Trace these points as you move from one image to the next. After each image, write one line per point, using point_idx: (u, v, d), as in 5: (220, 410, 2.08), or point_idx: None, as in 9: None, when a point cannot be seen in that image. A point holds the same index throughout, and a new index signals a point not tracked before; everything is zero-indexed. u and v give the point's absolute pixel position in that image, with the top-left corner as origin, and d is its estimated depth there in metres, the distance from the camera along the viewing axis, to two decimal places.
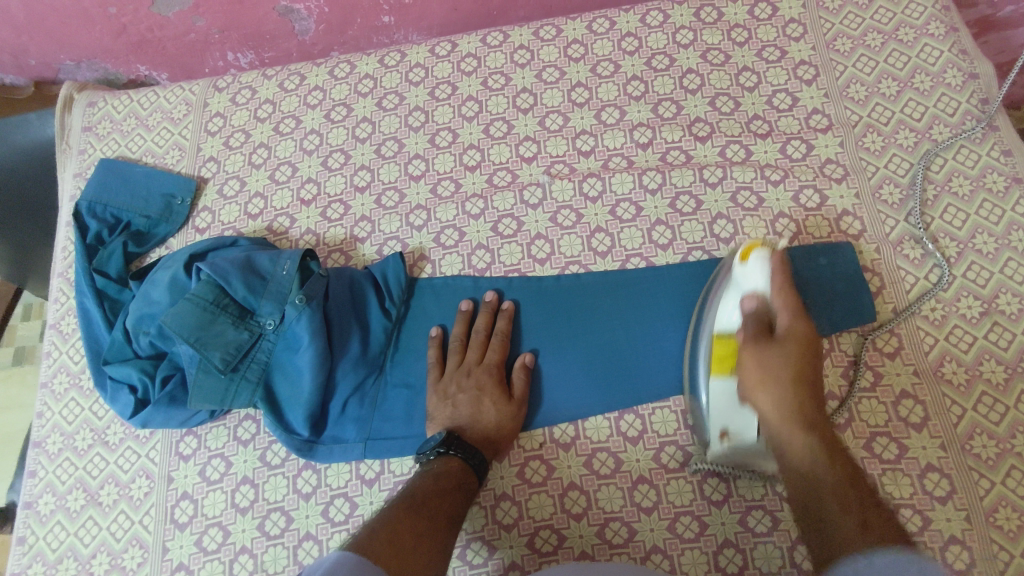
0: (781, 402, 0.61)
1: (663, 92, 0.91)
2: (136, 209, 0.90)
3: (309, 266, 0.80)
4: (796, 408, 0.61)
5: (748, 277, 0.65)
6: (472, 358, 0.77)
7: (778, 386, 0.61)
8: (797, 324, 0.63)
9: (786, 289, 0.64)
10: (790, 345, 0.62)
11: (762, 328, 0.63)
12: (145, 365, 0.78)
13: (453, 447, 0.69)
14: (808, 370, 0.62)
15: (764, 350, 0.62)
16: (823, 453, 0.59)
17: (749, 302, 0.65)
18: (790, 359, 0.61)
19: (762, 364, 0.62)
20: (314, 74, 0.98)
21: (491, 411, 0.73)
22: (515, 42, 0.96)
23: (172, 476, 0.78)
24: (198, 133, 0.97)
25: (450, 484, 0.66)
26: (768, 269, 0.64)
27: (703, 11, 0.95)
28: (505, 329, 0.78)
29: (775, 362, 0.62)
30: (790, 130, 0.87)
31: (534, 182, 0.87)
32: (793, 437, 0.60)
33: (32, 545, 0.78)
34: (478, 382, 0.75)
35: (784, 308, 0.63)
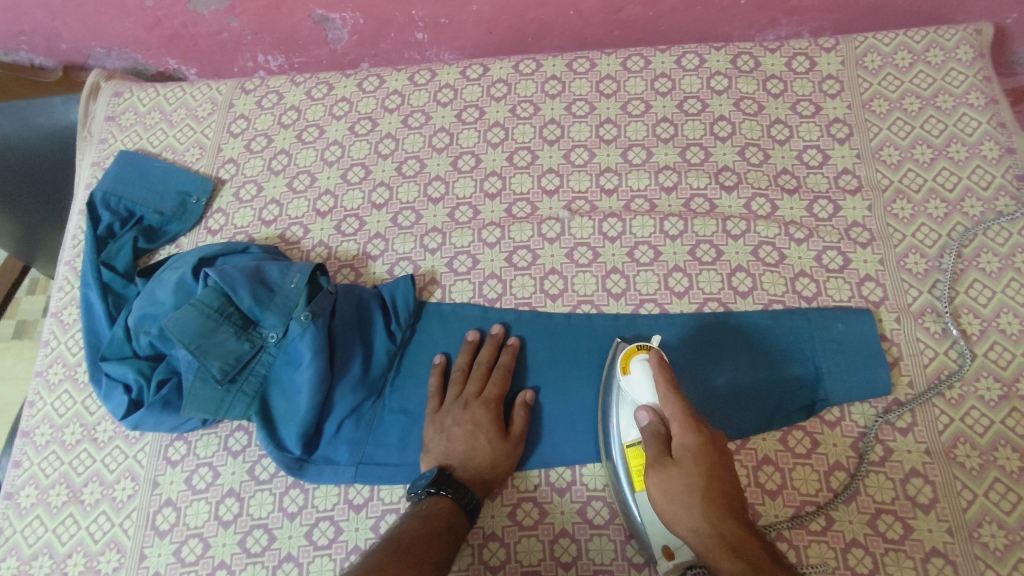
0: (691, 521, 0.57)
1: (692, 136, 0.90)
2: (150, 204, 0.90)
3: (318, 282, 0.78)
4: (696, 496, 0.57)
5: (636, 389, 0.67)
6: (470, 391, 0.75)
7: (689, 514, 0.57)
8: (688, 435, 0.59)
9: (671, 398, 0.62)
10: (688, 465, 0.58)
11: (660, 444, 0.61)
12: (142, 366, 0.76)
13: (444, 487, 0.68)
14: (716, 477, 0.58)
15: (664, 470, 0.59)
16: (720, 532, 0.55)
17: (643, 416, 0.65)
18: (688, 478, 0.57)
19: (663, 486, 0.59)
20: (343, 85, 0.98)
21: (486, 448, 0.71)
22: (547, 72, 0.96)
23: (157, 481, 0.76)
24: (221, 133, 0.96)
25: (439, 526, 0.65)
26: (650, 375, 0.66)
27: (740, 59, 0.94)
28: (508, 364, 0.76)
29: (676, 485, 0.58)
30: (818, 188, 0.85)
31: (553, 217, 0.86)
32: (688, 520, 0.57)
33: (8, 538, 0.76)
34: (474, 417, 0.73)
35: (674, 418, 0.61)
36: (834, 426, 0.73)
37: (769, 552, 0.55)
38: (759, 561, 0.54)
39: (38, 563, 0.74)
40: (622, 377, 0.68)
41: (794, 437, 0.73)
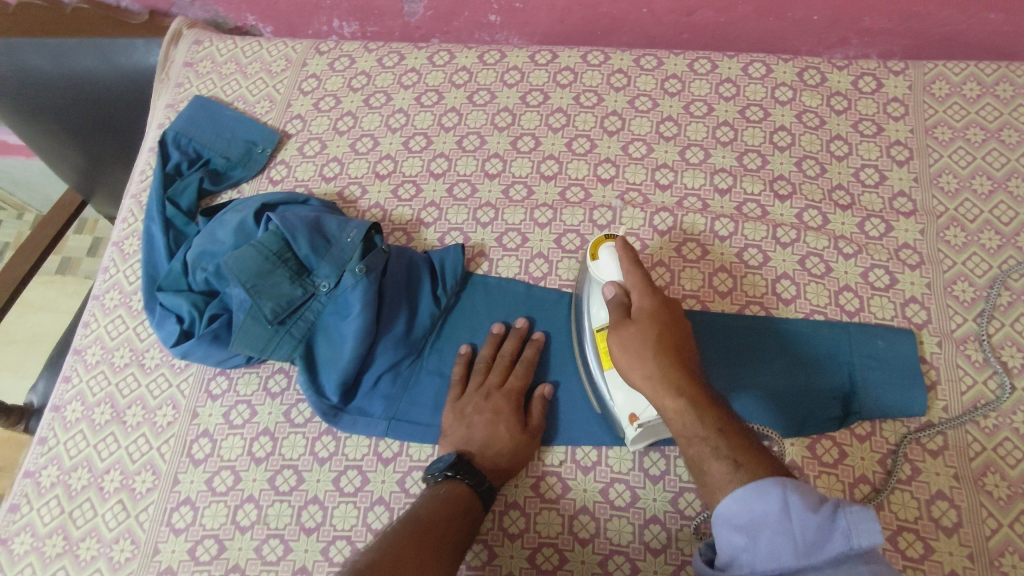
0: (642, 367, 0.60)
1: (751, 143, 0.90)
2: (218, 149, 0.93)
3: (373, 239, 0.81)
4: (669, 380, 0.59)
5: (602, 271, 0.72)
6: (493, 381, 0.76)
7: (643, 363, 0.60)
8: (647, 301, 0.65)
9: (634, 273, 0.68)
10: (644, 320, 0.63)
11: (622, 310, 0.66)
12: (196, 300, 0.79)
13: (461, 471, 0.68)
14: (671, 334, 0.62)
15: (624, 327, 0.63)
16: (694, 413, 0.57)
17: (609, 290, 0.69)
18: (643, 333, 0.62)
19: (621, 339, 0.63)
20: (414, 57, 1.00)
21: (505, 438, 0.72)
22: (614, 65, 0.97)
23: (196, 412, 0.79)
24: (291, 90, 0.99)
25: (455, 510, 0.65)
26: (616, 260, 0.71)
27: (807, 73, 0.95)
28: (531, 358, 0.77)
29: (632, 338, 0.62)
30: (871, 207, 0.85)
31: (606, 205, 0.87)
32: (666, 406, 0.58)
33: (51, 448, 0.80)
34: (496, 407, 0.74)
35: (636, 289, 0.67)
36: (864, 440, 0.73)
37: (713, 396, 0.59)
38: (699, 401, 0.57)
39: (76, 475, 0.77)
40: (592, 264, 0.73)
41: (822, 446, 0.73)
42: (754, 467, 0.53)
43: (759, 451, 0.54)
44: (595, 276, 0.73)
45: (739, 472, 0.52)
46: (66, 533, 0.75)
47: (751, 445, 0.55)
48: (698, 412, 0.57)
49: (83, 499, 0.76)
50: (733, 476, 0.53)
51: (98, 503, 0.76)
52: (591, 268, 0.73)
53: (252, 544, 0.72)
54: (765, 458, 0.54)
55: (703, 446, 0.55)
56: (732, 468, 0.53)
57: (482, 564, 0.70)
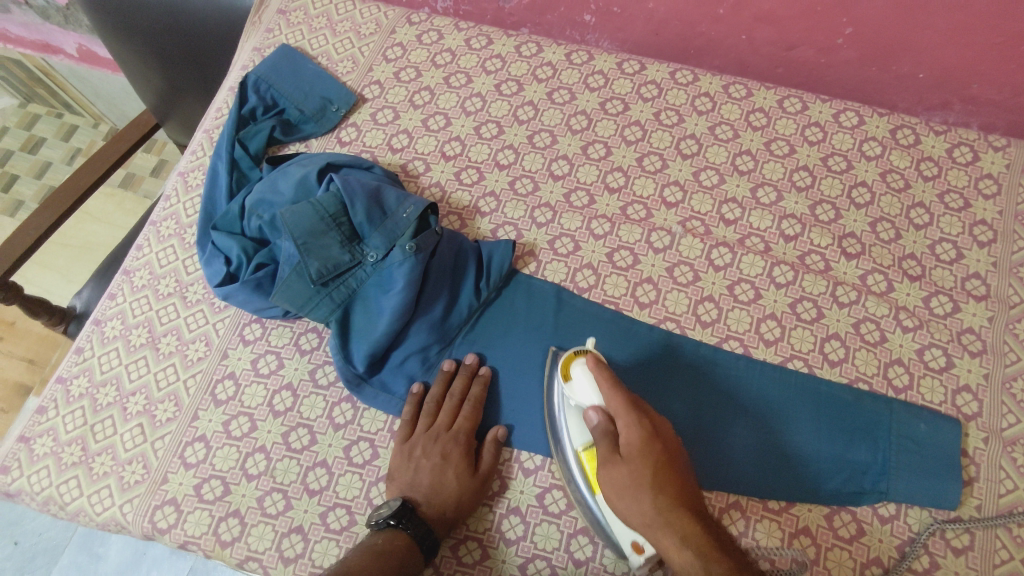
0: (640, 511, 0.56)
1: (827, 193, 0.87)
2: (294, 100, 0.94)
3: (428, 220, 0.80)
4: (675, 527, 0.54)
5: (575, 392, 0.68)
6: (442, 422, 0.74)
7: (640, 504, 0.56)
8: (633, 430, 0.59)
9: (614, 392, 0.62)
10: (635, 458, 0.58)
11: (610, 441, 0.61)
12: (246, 245, 0.80)
13: (404, 521, 0.66)
14: (667, 470, 0.57)
15: (613, 464, 0.59)
16: (702, 565, 0.52)
17: (591, 416, 0.64)
18: (634, 470, 0.57)
19: (614, 481, 0.59)
20: (501, 44, 0.99)
21: (454, 483, 0.70)
22: (702, 88, 0.95)
23: (227, 353, 0.81)
24: (376, 55, 0.99)
25: (392, 564, 0.63)
26: (589, 378, 0.67)
27: (901, 131, 0.91)
28: (478, 396, 0.75)
29: (624, 478, 0.58)
30: (942, 283, 0.81)
31: (666, 228, 0.85)
32: (671, 554, 0.54)
33: (86, 359, 0.82)
34: (444, 451, 0.72)
35: (620, 413, 0.61)
36: (885, 521, 0.70)
37: (725, 544, 0.54)
38: (703, 545, 0.53)
39: (104, 390, 0.80)
40: (565, 384, 0.69)
41: (840, 517, 0.71)
42: None
43: None
44: (569, 397, 0.69)
45: None
46: (85, 445, 0.77)
47: None
48: (705, 564, 0.52)
49: (106, 415, 0.78)
50: None
51: (119, 422, 0.78)
52: (566, 392, 0.68)
53: (255, 494, 0.73)
54: None
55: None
56: None
57: (473, 562, 0.70)
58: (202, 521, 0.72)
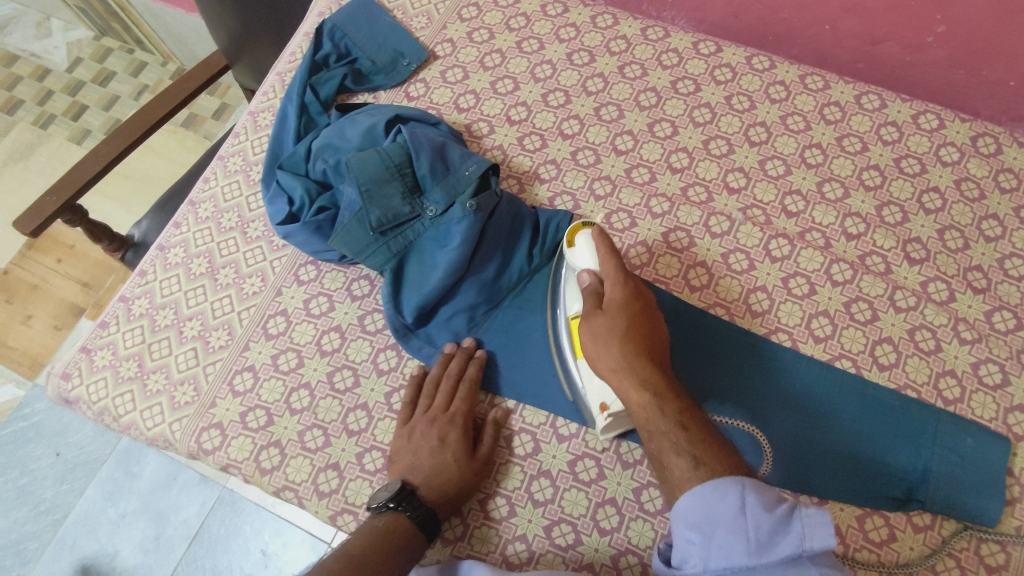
0: (609, 357, 0.64)
1: (896, 195, 0.85)
2: (367, 51, 0.95)
3: (489, 181, 0.81)
4: (640, 379, 0.62)
5: (574, 259, 0.72)
6: (438, 404, 0.73)
7: (611, 355, 0.64)
8: (618, 290, 0.67)
9: (608, 260, 0.69)
10: (615, 314, 0.66)
11: (596, 299, 0.68)
12: (310, 188, 0.82)
13: (405, 503, 0.65)
14: (640, 327, 0.65)
15: (593, 317, 0.67)
16: (655, 404, 0.61)
17: (585, 278, 0.70)
18: (613, 323, 0.65)
19: (592, 330, 0.66)
20: (577, 13, 0.98)
21: (454, 464, 0.69)
22: (777, 75, 0.92)
23: (281, 290, 0.83)
24: (450, 13, 0.99)
25: (397, 543, 0.62)
26: (589, 247, 0.71)
27: (982, 139, 0.87)
28: (473, 377, 0.75)
29: (602, 330, 0.65)
30: (1007, 298, 0.79)
31: (725, 214, 0.84)
32: (631, 398, 0.63)
33: (148, 282, 0.85)
34: (441, 433, 0.71)
35: (610, 278, 0.68)
36: (919, 530, 0.69)
37: (676, 391, 0.63)
38: (661, 392, 0.62)
39: (163, 313, 0.83)
40: (567, 250, 0.73)
41: (872, 521, 0.70)
42: (711, 461, 0.57)
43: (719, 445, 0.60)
44: (569, 263, 0.74)
45: (699, 470, 0.57)
46: (141, 361, 0.80)
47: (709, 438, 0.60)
48: (659, 404, 0.61)
49: (163, 335, 0.81)
50: (693, 471, 0.57)
51: (174, 344, 0.81)
52: (566, 256, 0.73)
53: (297, 428, 0.75)
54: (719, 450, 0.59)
55: (665, 440, 0.60)
56: (691, 464, 0.58)
57: (500, 518, 0.71)
58: (245, 447, 0.75)
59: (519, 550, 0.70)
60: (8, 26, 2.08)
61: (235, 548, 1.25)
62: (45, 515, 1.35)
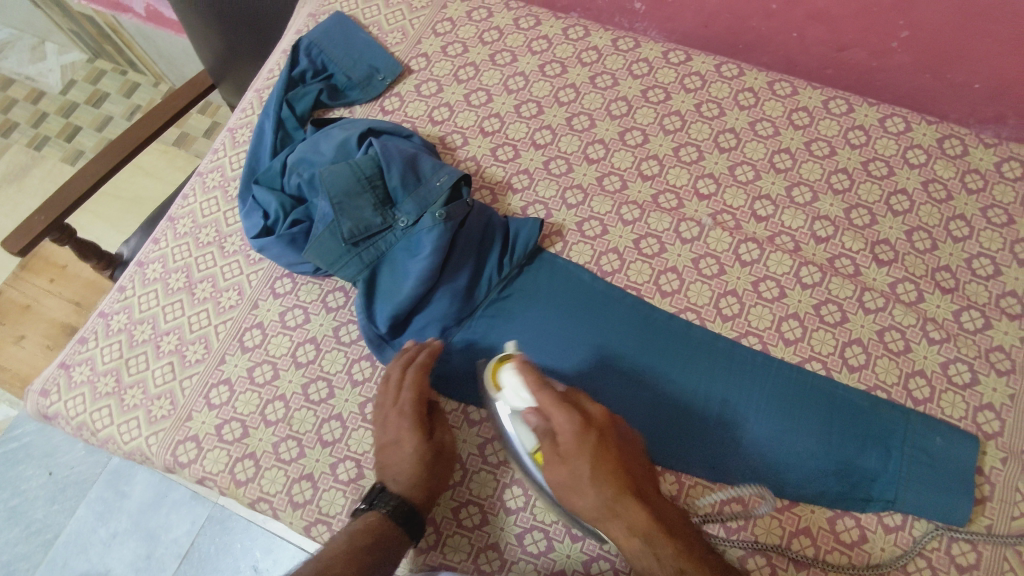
0: (590, 506, 0.62)
1: (864, 198, 0.86)
2: (343, 67, 0.96)
3: (460, 191, 0.82)
4: (626, 525, 0.61)
5: (510, 397, 0.67)
6: (388, 403, 0.73)
7: (587, 501, 0.62)
8: (568, 425, 0.63)
9: (542, 391, 0.64)
10: (575, 454, 0.62)
11: (550, 439, 0.64)
12: (284, 202, 0.83)
13: (374, 502, 0.67)
14: (604, 460, 0.62)
15: (555, 467, 0.63)
16: (652, 551, 0.60)
17: (529, 419, 0.65)
18: (575, 468, 0.62)
19: (560, 474, 0.63)
20: (549, 25, 1.00)
21: (410, 456, 0.69)
22: (746, 82, 0.94)
23: (257, 303, 0.84)
24: (425, 28, 1.01)
25: (369, 541, 0.64)
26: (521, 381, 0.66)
27: (949, 141, 0.88)
28: (423, 364, 0.73)
29: (567, 480, 0.63)
30: (975, 298, 0.79)
31: (695, 219, 0.85)
32: (623, 542, 0.61)
33: (127, 298, 0.86)
34: (395, 429, 0.71)
35: (552, 410, 0.64)
36: (890, 531, 0.70)
37: (667, 522, 0.62)
38: (654, 534, 0.60)
39: (141, 328, 0.84)
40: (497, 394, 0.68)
41: (842, 522, 0.70)
42: None
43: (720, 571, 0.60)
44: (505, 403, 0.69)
45: None
46: (119, 376, 0.81)
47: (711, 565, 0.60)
48: (653, 549, 0.60)
49: (140, 350, 0.82)
50: None
51: (151, 359, 0.82)
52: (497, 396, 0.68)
53: (272, 439, 0.76)
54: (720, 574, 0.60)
55: None
56: None
57: (473, 526, 0.72)
58: (220, 460, 0.76)
59: (491, 558, 0.70)
60: (5, 50, 2.13)
61: (225, 566, 1.25)
62: (36, 536, 1.35)
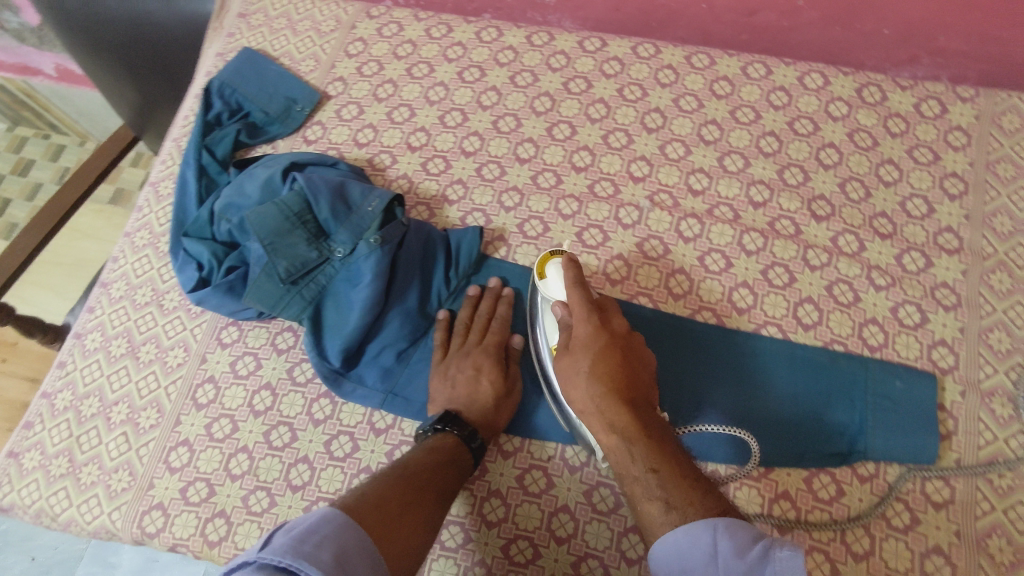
0: (579, 398, 0.64)
1: (795, 157, 0.86)
2: (259, 103, 0.94)
3: (394, 211, 0.81)
4: (607, 422, 0.62)
5: (546, 290, 0.73)
6: (472, 340, 0.77)
7: (577, 391, 0.64)
8: (584, 326, 0.67)
9: (574, 292, 0.69)
10: (579, 352, 0.65)
11: (567, 335, 0.68)
12: (217, 250, 0.81)
13: (449, 424, 0.70)
14: (608, 361, 0.64)
15: (563, 359, 0.67)
16: (626, 447, 0.60)
17: (557, 311, 0.70)
18: (578, 361, 0.65)
19: (564, 365, 0.67)
20: (461, 31, 0.99)
21: (491, 390, 0.74)
22: (664, 60, 0.94)
23: (205, 357, 0.82)
24: (337, 51, 1.00)
25: (445, 457, 0.67)
26: (560, 278, 0.72)
27: (867, 89, 0.90)
28: (505, 315, 0.79)
29: (567, 369, 0.66)
30: (914, 239, 0.81)
31: (633, 203, 0.85)
32: (604, 440, 0.62)
33: (69, 373, 0.83)
34: (476, 362, 0.75)
35: (576, 311, 0.68)
36: (865, 481, 0.70)
37: (654, 432, 0.61)
38: (632, 433, 0.61)
39: (87, 402, 0.81)
40: (540, 283, 0.74)
41: (819, 480, 0.71)
42: (684, 506, 0.56)
43: (703, 486, 0.58)
44: (544, 296, 0.74)
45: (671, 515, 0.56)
46: (72, 456, 0.78)
47: (690, 475, 0.58)
48: (629, 447, 0.60)
49: (90, 426, 0.80)
50: (666, 515, 0.56)
51: (103, 432, 0.79)
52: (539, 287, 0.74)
53: (240, 493, 0.74)
54: (698, 488, 0.57)
55: (636, 483, 0.59)
56: (664, 507, 0.56)
57: (456, 546, 0.71)
58: (190, 523, 0.73)
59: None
60: None
61: None
62: None
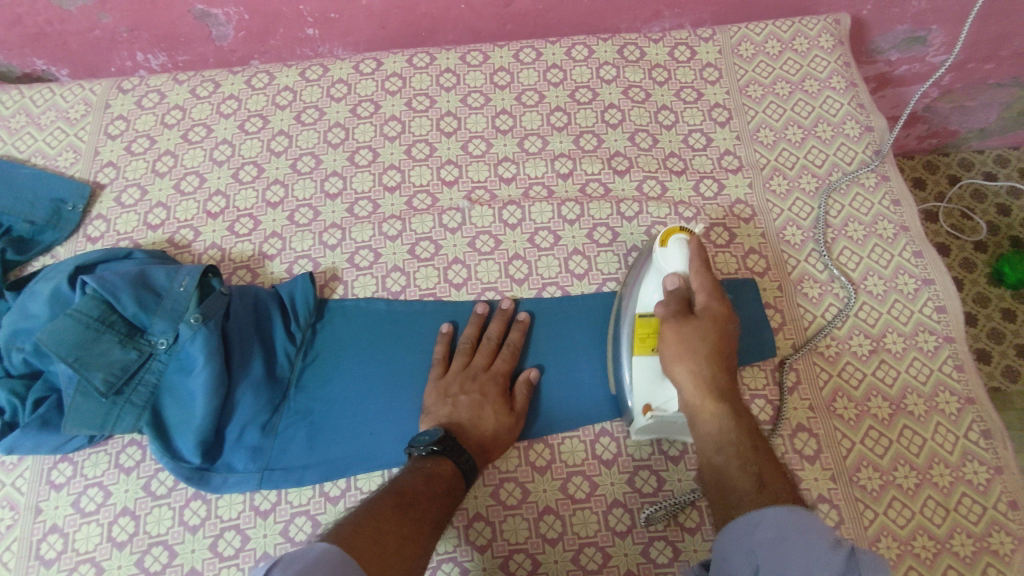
0: (685, 366, 0.65)
1: (584, 125, 0.92)
2: (19, 213, 0.83)
3: (209, 283, 0.75)
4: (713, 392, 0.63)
5: (668, 259, 0.71)
6: (479, 363, 0.75)
7: (689, 357, 0.65)
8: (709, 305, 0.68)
9: (703, 274, 0.70)
10: (700, 322, 0.67)
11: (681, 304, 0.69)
12: (15, 386, 0.71)
13: (450, 450, 0.66)
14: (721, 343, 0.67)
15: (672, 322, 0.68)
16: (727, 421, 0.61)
17: (671, 281, 0.70)
18: (697, 330, 0.67)
19: (676, 329, 0.67)
20: (230, 83, 0.95)
21: (492, 416, 0.71)
22: (441, 65, 0.96)
23: (40, 508, 0.71)
24: (97, 135, 0.92)
25: (442, 489, 0.63)
26: (686, 255, 0.71)
27: (627, 49, 0.98)
28: (518, 341, 0.77)
29: (682, 332, 0.67)
30: (703, 169, 0.90)
31: (454, 207, 0.86)
32: (705, 411, 0.63)
33: None
34: (483, 388, 0.73)
35: (702, 290, 0.69)
36: None
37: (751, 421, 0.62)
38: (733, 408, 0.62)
39: None
40: (659, 250, 0.72)
41: None
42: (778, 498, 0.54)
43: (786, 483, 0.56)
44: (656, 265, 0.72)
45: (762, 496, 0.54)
46: None
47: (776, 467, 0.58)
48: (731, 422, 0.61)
49: None
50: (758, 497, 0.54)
51: None
52: (658, 253, 0.72)
53: None
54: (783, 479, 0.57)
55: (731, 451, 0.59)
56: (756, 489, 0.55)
57: None
58: None
59: None
60: None
61: None
62: None
